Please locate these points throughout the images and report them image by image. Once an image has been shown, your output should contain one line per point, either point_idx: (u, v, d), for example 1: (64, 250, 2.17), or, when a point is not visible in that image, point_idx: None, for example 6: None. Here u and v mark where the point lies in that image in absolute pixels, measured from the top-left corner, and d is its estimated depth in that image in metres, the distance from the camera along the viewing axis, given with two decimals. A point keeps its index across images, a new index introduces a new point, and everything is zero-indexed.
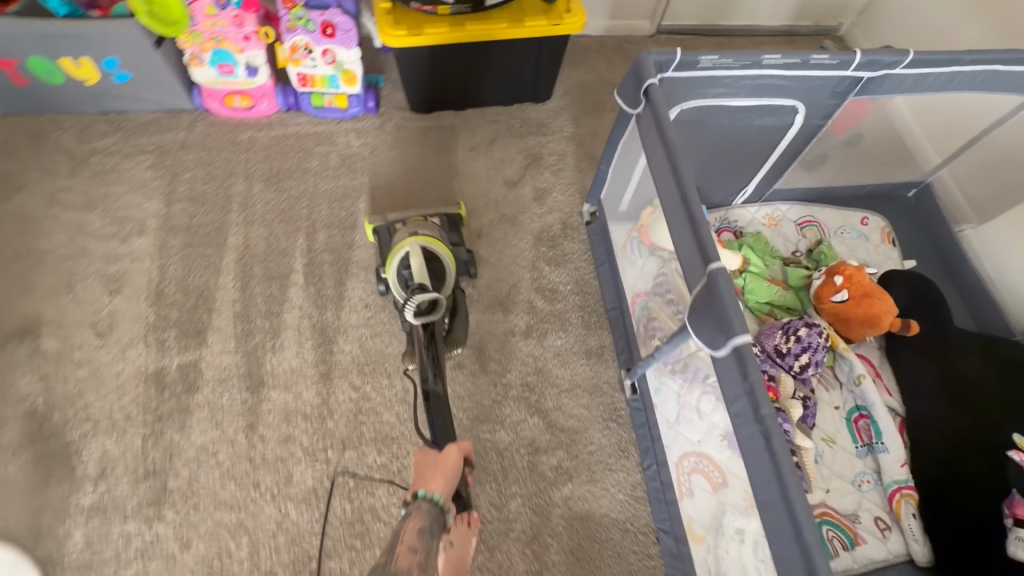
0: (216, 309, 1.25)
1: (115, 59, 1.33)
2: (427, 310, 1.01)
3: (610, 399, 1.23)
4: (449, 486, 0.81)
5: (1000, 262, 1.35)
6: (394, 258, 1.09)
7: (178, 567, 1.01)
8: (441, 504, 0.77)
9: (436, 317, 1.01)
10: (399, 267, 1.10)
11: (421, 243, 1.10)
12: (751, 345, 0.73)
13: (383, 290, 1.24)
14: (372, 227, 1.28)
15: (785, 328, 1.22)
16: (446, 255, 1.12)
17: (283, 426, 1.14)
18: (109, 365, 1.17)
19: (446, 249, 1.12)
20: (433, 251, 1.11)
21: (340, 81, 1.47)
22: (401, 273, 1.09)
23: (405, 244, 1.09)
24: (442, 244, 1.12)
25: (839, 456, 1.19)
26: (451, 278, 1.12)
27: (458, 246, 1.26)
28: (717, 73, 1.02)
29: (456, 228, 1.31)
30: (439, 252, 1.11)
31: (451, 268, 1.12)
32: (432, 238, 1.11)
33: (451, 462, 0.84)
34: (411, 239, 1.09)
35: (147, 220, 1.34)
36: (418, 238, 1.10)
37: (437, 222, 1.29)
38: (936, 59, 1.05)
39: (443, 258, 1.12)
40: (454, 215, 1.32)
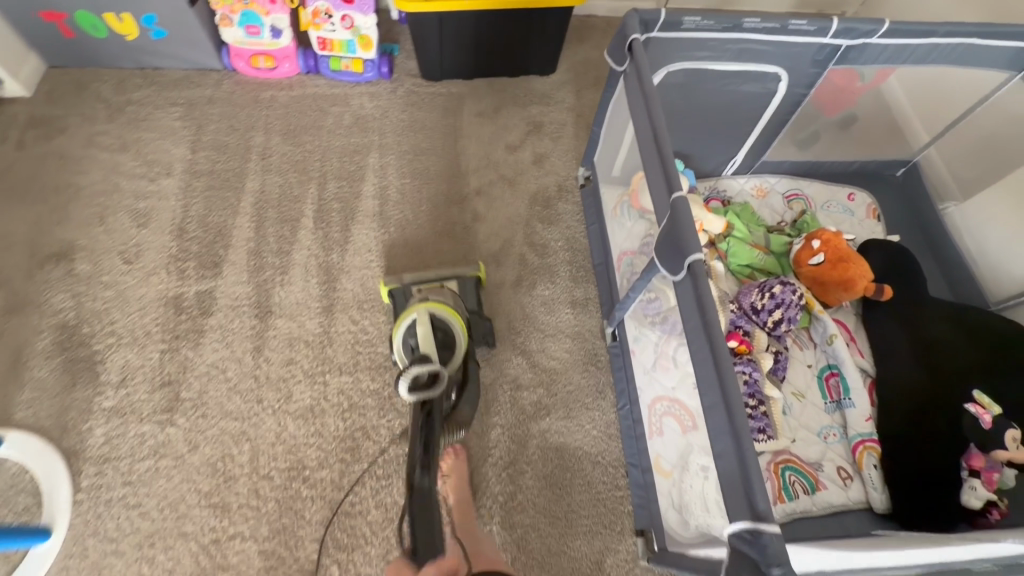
0: (232, 246, 1.36)
1: (154, 17, 1.45)
2: (424, 386, 0.95)
3: (591, 344, 1.31)
4: None
5: (979, 237, 1.39)
6: (400, 326, 1.05)
7: (186, 465, 1.12)
8: None
9: (433, 395, 0.94)
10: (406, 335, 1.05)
11: (429, 311, 1.05)
12: (704, 263, 0.81)
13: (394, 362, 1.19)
14: (386, 289, 1.25)
15: (761, 286, 1.28)
16: (457, 323, 1.06)
17: (286, 351, 1.24)
18: (134, 288, 1.28)
19: (462, 322, 1.07)
20: (443, 320, 1.05)
21: (356, 47, 1.58)
22: (408, 341, 1.05)
23: (413, 311, 1.04)
24: (451, 309, 1.07)
25: (807, 409, 1.24)
26: (460, 351, 1.05)
27: (477, 316, 1.25)
28: (700, 35, 1.10)
29: (475, 292, 1.28)
30: (449, 318, 1.05)
31: (462, 338, 1.06)
32: (442, 306, 1.06)
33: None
34: (420, 306, 1.05)
35: (174, 163, 1.46)
36: (427, 304, 1.06)
37: (455, 288, 1.26)
38: (910, 30, 1.13)
39: (453, 326, 1.06)
40: (473, 280, 1.29)
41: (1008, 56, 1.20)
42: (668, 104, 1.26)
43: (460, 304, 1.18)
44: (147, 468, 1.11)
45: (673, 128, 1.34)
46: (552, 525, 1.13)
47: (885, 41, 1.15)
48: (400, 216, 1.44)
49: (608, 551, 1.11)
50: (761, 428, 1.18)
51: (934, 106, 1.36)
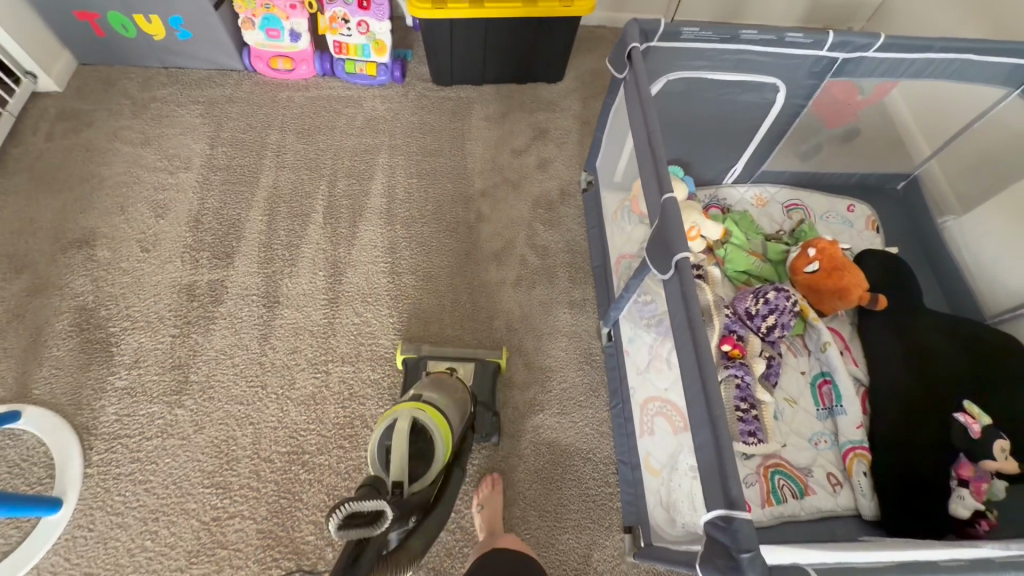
0: (244, 238, 1.41)
1: (180, 18, 1.53)
2: (366, 521, 0.58)
3: (587, 344, 1.34)
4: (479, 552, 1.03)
5: (977, 250, 1.39)
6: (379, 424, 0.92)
7: (191, 445, 1.16)
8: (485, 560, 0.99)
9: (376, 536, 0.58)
10: (383, 435, 0.92)
11: (415, 413, 0.92)
12: (690, 262, 0.84)
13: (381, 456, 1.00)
14: (402, 357, 1.24)
15: (756, 293, 1.30)
16: (440, 433, 0.91)
17: (292, 339, 1.29)
18: (150, 274, 1.34)
19: (445, 432, 0.92)
20: (427, 425, 0.92)
21: (371, 51, 1.64)
22: (383, 442, 0.90)
23: (398, 409, 0.92)
24: (438, 418, 0.94)
25: (800, 415, 1.26)
26: (437, 465, 0.86)
27: (486, 410, 1.18)
28: (699, 45, 1.14)
29: (492, 381, 1.23)
30: (434, 428, 0.92)
31: (442, 452, 0.90)
32: (430, 410, 0.94)
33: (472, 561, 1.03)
34: (407, 405, 0.93)
35: (193, 158, 1.53)
36: (414, 407, 0.93)
37: (473, 373, 1.22)
38: (907, 45, 1.15)
39: (436, 435, 0.91)
40: (492, 365, 1.24)
41: (1004, 72, 1.22)
42: (668, 112, 1.30)
43: (462, 405, 1.07)
44: (155, 447, 1.16)
45: (673, 135, 1.37)
46: (541, 518, 1.15)
47: (881, 55, 1.17)
48: (407, 214, 1.49)
49: (595, 546, 1.13)
50: (751, 431, 1.20)
51: (932, 121, 1.38)
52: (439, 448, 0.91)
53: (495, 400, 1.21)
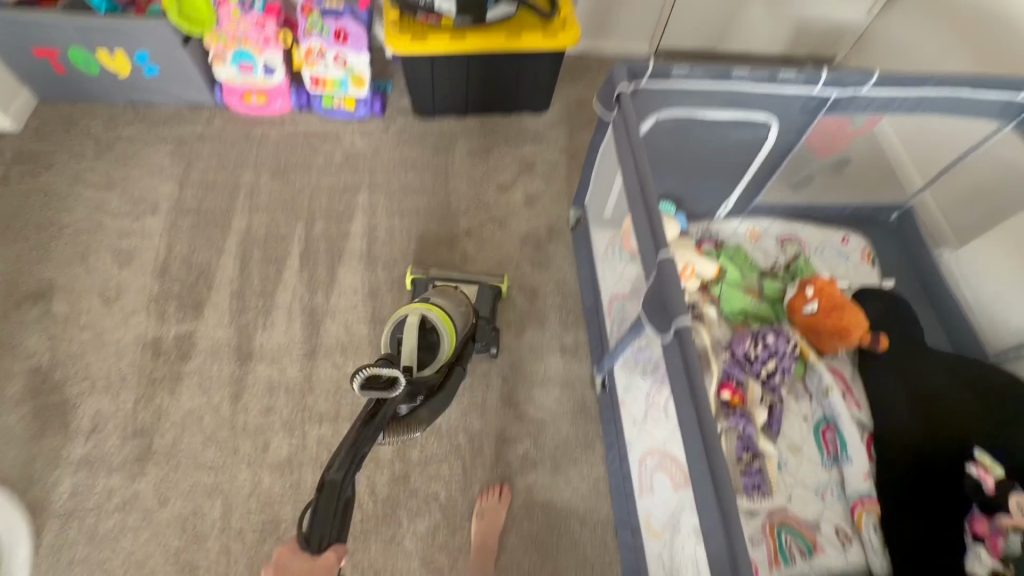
0: (215, 286, 1.33)
1: (146, 54, 1.46)
2: (383, 386, 0.73)
3: (580, 394, 1.27)
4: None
5: (975, 285, 1.36)
6: (392, 319, 1.07)
7: (154, 521, 1.07)
8: None
9: (393, 399, 0.74)
10: (395, 329, 1.07)
11: (424, 313, 1.05)
12: (691, 326, 0.79)
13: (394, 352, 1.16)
14: (411, 277, 1.33)
15: (754, 335, 1.25)
16: (444, 330, 1.04)
17: (266, 397, 1.20)
18: (111, 330, 1.25)
19: (450, 330, 1.06)
20: (434, 323, 1.05)
21: (349, 84, 1.58)
22: (395, 335, 1.06)
23: (409, 308, 1.06)
24: (444, 317, 1.06)
25: (804, 465, 1.20)
26: (441, 359, 1.02)
27: (487, 321, 1.27)
28: (689, 85, 1.09)
29: (491, 301, 1.32)
30: (440, 325, 1.05)
31: (447, 345, 1.04)
32: (437, 311, 1.06)
33: None
34: (416, 305, 1.06)
35: (161, 201, 1.45)
36: (423, 307, 1.06)
37: (477, 292, 1.31)
38: (900, 81, 1.12)
39: (442, 332, 1.04)
40: (492, 288, 1.33)
41: (998, 107, 1.19)
42: (657, 150, 1.25)
43: (466, 308, 1.19)
44: (114, 525, 1.06)
45: (664, 172, 1.33)
46: None
47: (874, 92, 1.14)
48: (388, 256, 1.42)
49: None
50: (755, 484, 1.14)
51: (925, 153, 1.35)
52: (444, 343, 1.04)
53: (494, 314, 1.31)
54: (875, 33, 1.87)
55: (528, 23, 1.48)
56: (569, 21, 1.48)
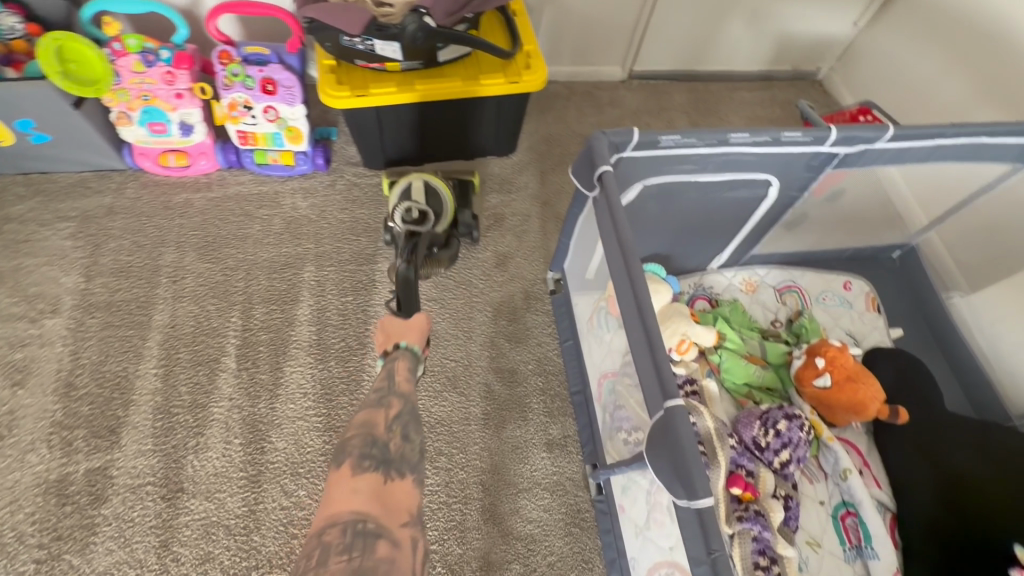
0: (133, 402, 1.12)
1: (30, 121, 1.22)
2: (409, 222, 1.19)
3: (574, 499, 1.11)
4: None
5: (992, 336, 1.24)
6: (398, 188, 1.27)
7: None
8: None
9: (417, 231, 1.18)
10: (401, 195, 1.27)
11: (426, 180, 1.28)
12: (714, 510, 0.64)
13: (388, 239, 1.32)
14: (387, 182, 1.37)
15: (764, 418, 1.12)
16: (445, 193, 1.28)
17: (201, 543, 1.01)
18: (4, 473, 1.03)
19: (449, 194, 1.29)
20: (436, 189, 1.28)
21: (283, 139, 1.36)
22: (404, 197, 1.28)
23: (411, 177, 1.28)
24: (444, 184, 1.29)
25: (826, 562, 1.08)
26: (446, 219, 1.27)
27: (465, 210, 1.35)
28: (681, 152, 0.93)
29: (466, 192, 1.39)
30: (441, 190, 1.28)
31: (449, 206, 1.28)
32: (438, 179, 1.28)
33: None
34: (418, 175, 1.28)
35: (64, 296, 1.22)
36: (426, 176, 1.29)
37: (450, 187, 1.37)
38: (917, 134, 0.98)
39: (443, 197, 1.28)
40: (466, 180, 1.39)
41: (1017, 151, 1.07)
42: (644, 215, 1.09)
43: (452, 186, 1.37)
44: None
45: (653, 233, 1.17)
46: None
47: (888, 145, 1.00)
48: (342, 345, 1.23)
49: None
50: None
51: (933, 195, 1.23)
52: (445, 203, 1.28)
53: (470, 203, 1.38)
54: (860, 45, 1.74)
55: (487, 64, 1.30)
56: (533, 61, 1.30)
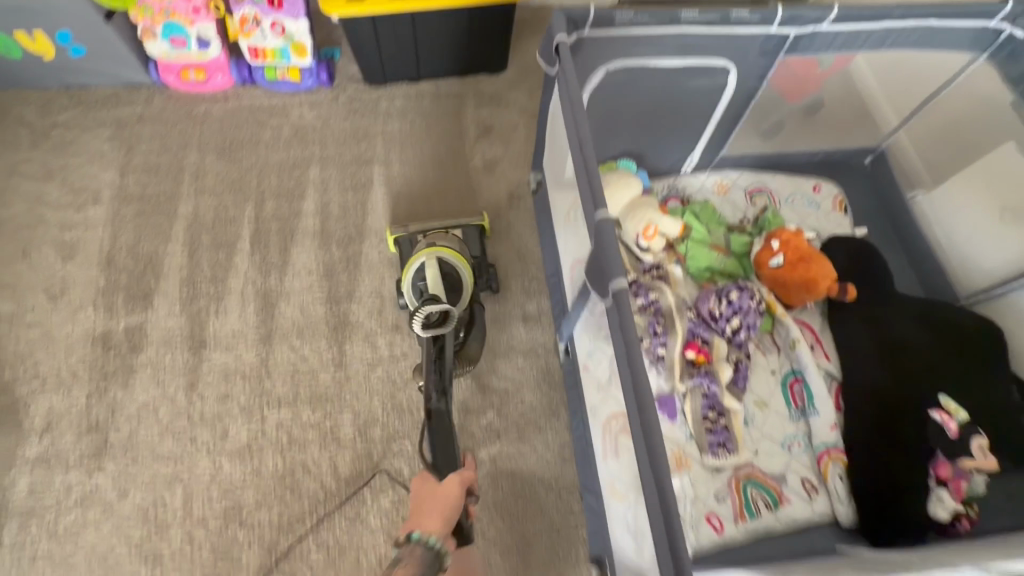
0: (164, 274, 1.29)
1: (68, 33, 1.37)
2: (436, 323, 0.97)
3: (545, 361, 1.25)
4: (447, 525, 0.79)
5: (949, 227, 1.30)
6: (409, 270, 1.12)
7: (116, 514, 1.07)
8: (438, 548, 0.75)
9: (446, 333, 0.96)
10: (414, 277, 1.12)
11: (439, 256, 1.11)
12: (628, 292, 0.75)
13: (403, 305, 1.23)
14: (394, 238, 1.29)
15: (718, 292, 1.22)
16: (464, 270, 1.12)
17: (222, 385, 1.18)
18: (60, 325, 1.22)
19: (463, 262, 1.12)
20: (451, 263, 1.11)
21: (291, 54, 1.47)
22: (417, 283, 1.12)
23: (421, 255, 1.10)
24: (458, 255, 1.12)
25: (771, 419, 1.19)
26: (467, 295, 1.11)
27: (480, 261, 1.29)
28: (636, 31, 1.03)
29: (478, 239, 1.32)
30: (457, 263, 1.11)
31: (469, 281, 1.12)
32: (451, 252, 1.11)
33: (451, 493, 0.83)
34: (428, 250, 1.11)
35: (103, 189, 1.39)
36: (438, 249, 1.11)
37: (461, 235, 1.31)
38: (863, 14, 1.06)
39: (461, 271, 1.12)
40: (477, 228, 1.33)
41: (971, 35, 1.12)
42: (609, 103, 1.19)
43: (465, 246, 1.26)
44: (76, 519, 1.06)
45: (625, 127, 1.27)
46: (505, 556, 1.09)
47: (835, 27, 1.08)
48: (343, 233, 1.37)
49: None
50: (720, 441, 1.13)
51: (897, 88, 1.28)
52: (465, 280, 1.12)
53: (484, 249, 1.32)
54: None
55: None
56: None
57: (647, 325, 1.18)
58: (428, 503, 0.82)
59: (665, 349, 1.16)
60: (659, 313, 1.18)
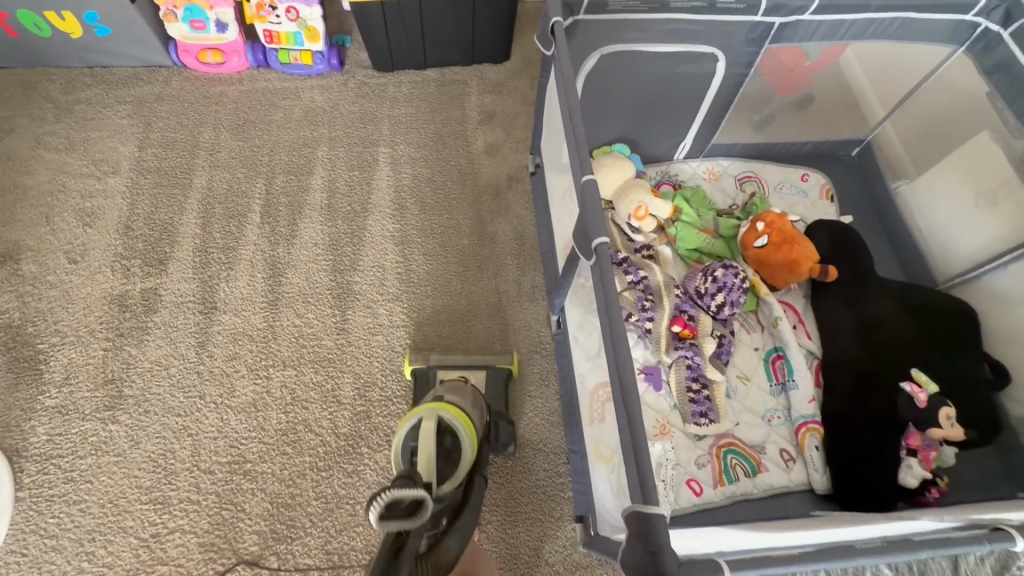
0: (177, 243, 1.36)
1: (95, 14, 1.44)
2: (405, 508, 0.66)
3: (537, 333, 1.31)
4: None
5: (929, 215, 1.35)
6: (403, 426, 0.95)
7: (127, 461, 1.13)
8: None
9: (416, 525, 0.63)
10: (406, 436, 0.95)
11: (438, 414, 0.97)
12: (609, 247, 0.84)
13: None
14: (410, 368, 1.20)
15: (705, 271, 1.27)
16: (467, 440, 0.95)
17: (230, 346, 1.25)
18: (79, 287, 1.29)
19: (467, 429, 0.96)
20: (451, 424, 0.96)
21: (304, 38, 1.55)
22: (408, 444, 0.93)
23: (420, 410, 0.96)
24: (461, 415, 0.98)
25: (752, 392, 1.24)
26: (464, 468, 0.91)
27: (502, 426, 1.15)
28: (628, 16, 1.10)
29: (504, 389, 1.21)
30: (458, 426, 0.96)
31: (469, 449, 0.94)
32: (453, 410, 0.98)
33: None
34: (429, 406, 0.97)
35: (122, 161, 1.46)
36: (438, 405, 0.98)
37: (484, 385, 1.19)
38: (843, 6, 1.13)
39: (461, 438, 0.95)
40: (504, 371, 1.22)
41: (949, 28, 1.19)
42: (603, 87, 1.25)
43: (482, 405, 1.09)
44: (89, 465, 1.13)
45: (619, 113, 1.33)
46: (492, 512, 1.14)
47: (817, 18, 1.15)
48: (348, 209, 1.44)
49: (547, 537, 1.13)
50: (702, 411, 1.18)
51: (880, 81, 1.34)
52: (465, 447, 0.94)
53: (508, 410, 1.19)
54: None
55: None
56: None
57: (636, 300, 1.23)
58: None
59: (653, 322, 1.22)
60: (648, 290, 1.24)
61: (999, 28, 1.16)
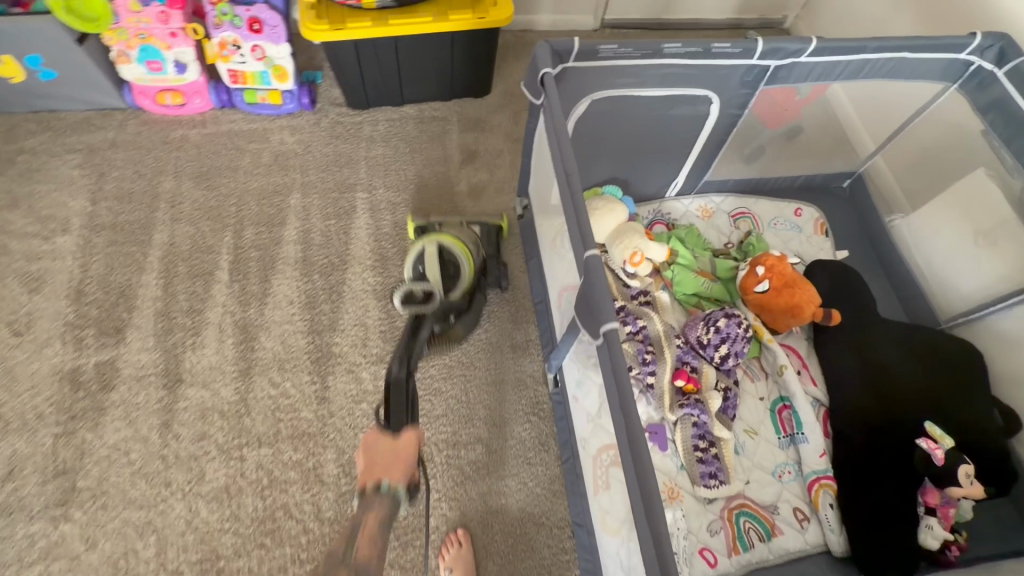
0: (137, 307, 1.24)
1: (38, 57, 1.32)
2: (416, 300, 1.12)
3: (533, 392, 1.24)
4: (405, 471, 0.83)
5: (927, 252, 1.33)
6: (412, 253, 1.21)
7: (82, 566, 1.01)
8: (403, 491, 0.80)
9: (424, 310, 1.11)
10: (416, 260, 1.21)
11: (439, 242, 1.19)
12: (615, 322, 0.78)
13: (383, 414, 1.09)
14: (414, 225, 1.33)
15: (706, 319, 1.20)
16: (465, 260, 1.19)
17: (198, 424, 1.13)
18: (24, 364, 1.17)
19: (465, 251, 1.19)
20: (451, 250, 1.20)
21: (271, 78, 1.45)
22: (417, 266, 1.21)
23: (424, 241, 1.19)
24: (459, 243, 1.20)
25: (761, 447, 1.18)
26: (465, 283, 1.18)
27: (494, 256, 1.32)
28: (620, 62, 1.04)
29: (495, 239, 1.35)
30: (456, 250, 1.19)
31: (467, 268, 1.19)
32: (452, 240, 1.20)
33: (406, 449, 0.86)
34: (430, 237, 1.19)
35: (72, 218, 1.34)
36: (438, 236, 1.19)
37: (478, 233, 1.33)
38: (839, 47, 1.09)
39: (460, 258, 1.19)
40: (495, 227, 1.36)
41: (943, 66, 1.16)
42: (594, 131, 1.19)
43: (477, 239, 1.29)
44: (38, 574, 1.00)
45: (609, 155, 1.28)
46: None
47: (813, 60, 1.12)
48: (325, 262, 1.34)
49: None
50: (712, 472, 1.12)
51: (874, 116, 1.31)
52: (464, 268, 1.19)
53: (498, 248, 1.34)
54: None
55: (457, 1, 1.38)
56: None
57: (636, 352, 1.17)
58: (380, 461, 0.83)
59: (655, 377, 1.15)
60: (647, 340, 1.17)
61: (992, 67, 1.13)
